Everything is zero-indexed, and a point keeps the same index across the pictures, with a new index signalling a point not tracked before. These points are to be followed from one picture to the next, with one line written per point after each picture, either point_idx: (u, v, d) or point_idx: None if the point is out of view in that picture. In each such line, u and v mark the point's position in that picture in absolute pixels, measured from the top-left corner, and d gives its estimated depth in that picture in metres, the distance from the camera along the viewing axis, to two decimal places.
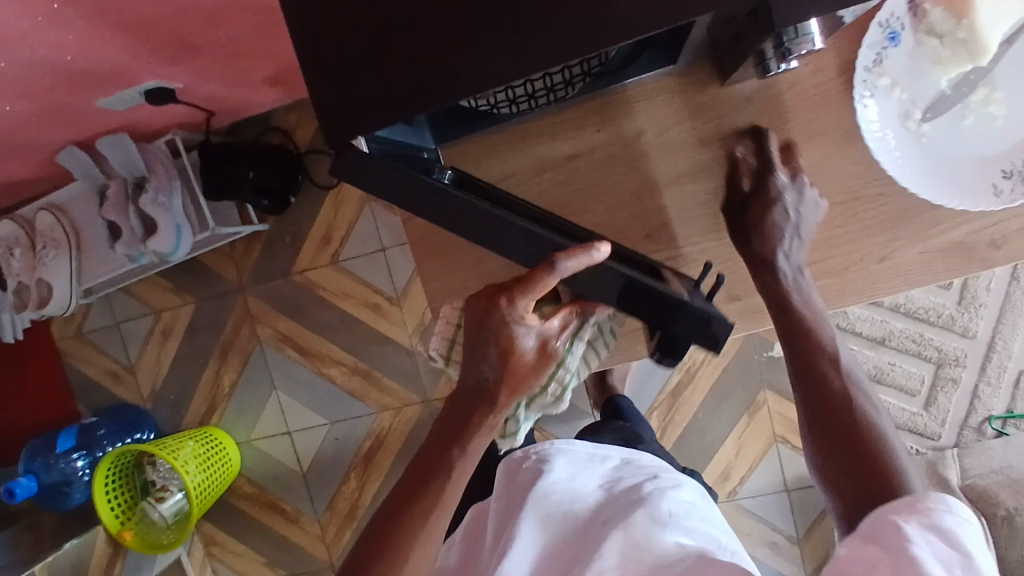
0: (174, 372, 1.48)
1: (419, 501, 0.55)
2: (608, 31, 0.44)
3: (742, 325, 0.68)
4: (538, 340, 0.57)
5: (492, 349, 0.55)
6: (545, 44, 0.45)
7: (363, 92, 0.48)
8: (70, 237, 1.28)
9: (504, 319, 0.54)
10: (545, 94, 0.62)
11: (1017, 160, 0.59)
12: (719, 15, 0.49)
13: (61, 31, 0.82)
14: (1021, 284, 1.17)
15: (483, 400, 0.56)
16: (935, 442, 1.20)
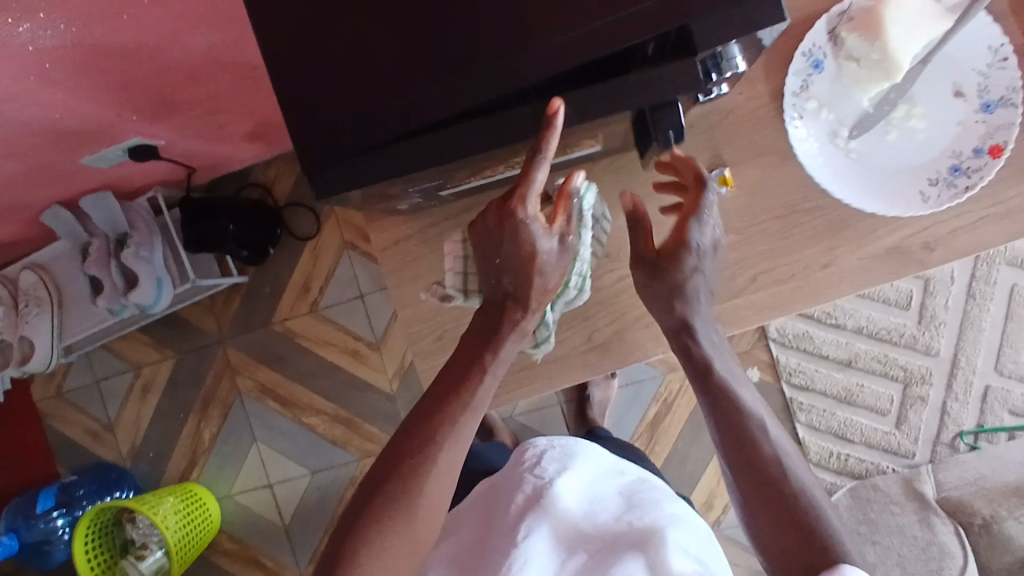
0: (156, 428, 1.49)
1: (410, 450, 0.56)
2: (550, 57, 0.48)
3: None
4: (557, 238, 0.59)
5: (516, 255, 0.58)
6: (495, 71, 0.49)
7: (328, 123, 0.52)
8: (52, 294, 1.30)
9: (519, 223, 0.56)
10: None
11: (939, 168, 0.64)
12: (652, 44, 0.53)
13: (48, 92, 0.86)
14: (978, 301, 1.22)
15: (510, 307, 0.61)
16: (910, 460, 1.22)
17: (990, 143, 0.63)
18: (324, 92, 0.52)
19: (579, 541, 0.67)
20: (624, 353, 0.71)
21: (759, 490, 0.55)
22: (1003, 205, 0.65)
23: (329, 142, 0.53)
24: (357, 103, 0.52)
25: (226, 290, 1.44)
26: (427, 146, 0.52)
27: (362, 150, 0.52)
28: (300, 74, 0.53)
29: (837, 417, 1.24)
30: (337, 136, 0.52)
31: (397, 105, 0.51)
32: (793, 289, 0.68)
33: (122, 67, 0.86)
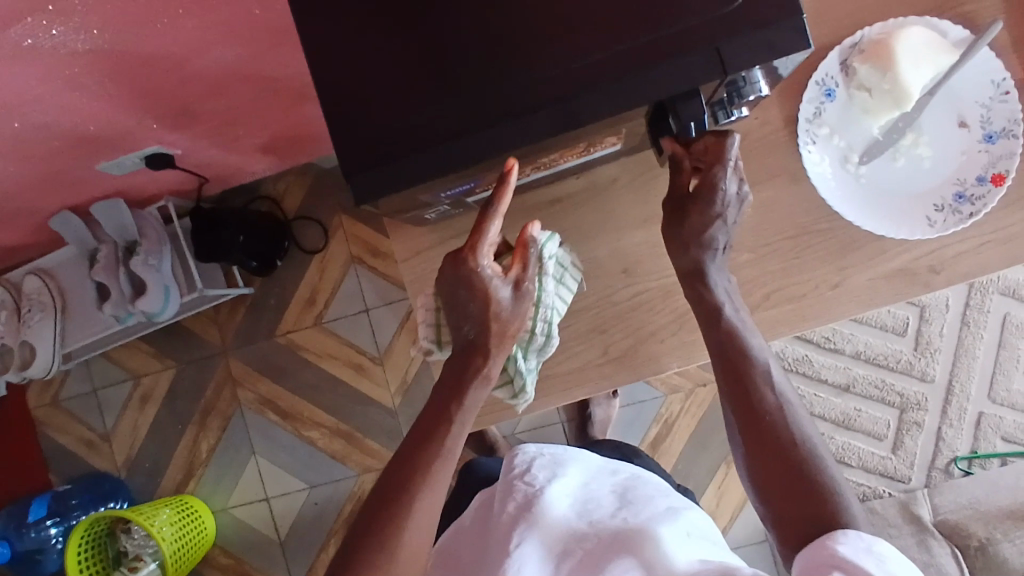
0: (152, 439, 1.48)
1: (400, 494, 0.58)
2: None
3: None
4: (512, 284, 0.61)
5: (474, 301, 0.60)
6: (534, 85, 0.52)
7: (370, 132, 0.54)
8: (56, 300, 1.30)
9: (474, 271, 0.59)
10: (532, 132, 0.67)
11: (945, 195, 0.67)
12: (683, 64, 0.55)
13: (75, 96, 0.88)
14: (972, 330, 1.25)
15: (472, 353, 0.62)
16: (906, 485, 1.24)
17: (993, 171, 0.66)
18: (366, 102, 0.54)
19: (574, 548, 0.67)
20: (638, 367, 0.73)
21: (773, 478, 0.57)
22: (1006, 232, 0.67)
23: (370, 150, 0.54)
24: (398, 113, 0.54)
25: (230, 302, 1.44)
26: (464, 153, 0.54)
27: (401, 157, 0.54)
28: (344, 84, 0.55)
29: (835, 440, 1.26)
30: (377, 144, 0.54)
31: (438, 115, 0.54)
32: (804, 308, 0.71)
33: (150, 76, 0.88)
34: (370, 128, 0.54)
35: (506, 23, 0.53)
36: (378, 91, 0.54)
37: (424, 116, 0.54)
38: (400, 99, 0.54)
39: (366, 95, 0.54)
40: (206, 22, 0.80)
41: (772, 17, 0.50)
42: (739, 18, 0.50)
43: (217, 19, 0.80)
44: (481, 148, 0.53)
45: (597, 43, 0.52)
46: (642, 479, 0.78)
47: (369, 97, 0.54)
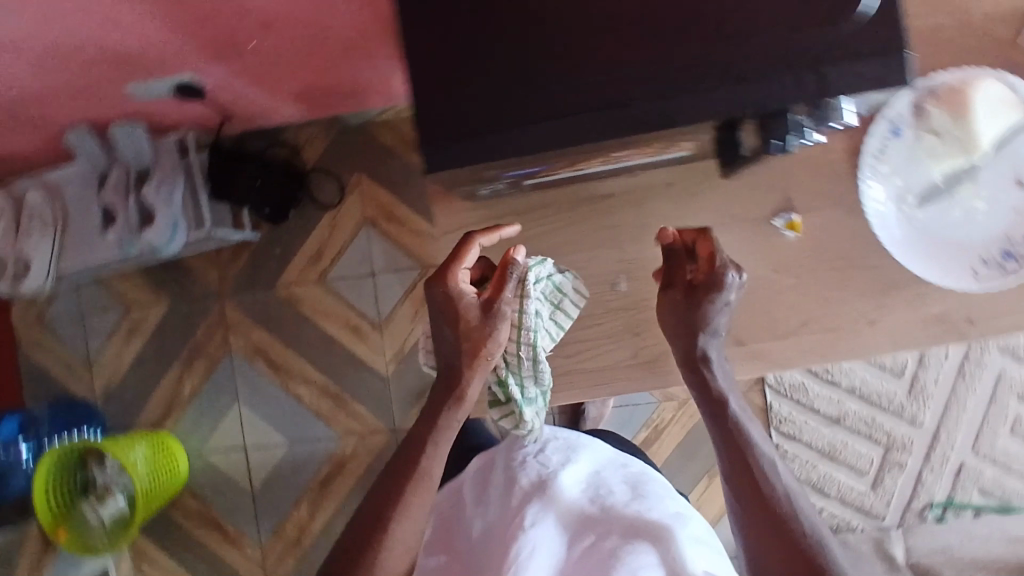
0: (134, 372, 1.45)
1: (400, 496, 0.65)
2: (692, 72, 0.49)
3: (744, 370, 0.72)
4: (482, 306, 0.65)
5: (448, 329, 0.66)
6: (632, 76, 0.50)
7: (455, 103, 0.54)
8: (57, 216, 1.25)
9: (447, 299, 0.65)
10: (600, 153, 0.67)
11: (992, 251, 0.67)
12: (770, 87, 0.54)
13: (119, 10, 0.84)
14: (967, 382, 1.27)
15: (449, 374, 0.67)
16: (879, 522, 1.27)
17: None
18: (452, 71, 0.54)
19: (584, 533, 0.72)
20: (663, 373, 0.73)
21: (761, 534, 0.64)
22: None
23: (453, 121, 0.54)
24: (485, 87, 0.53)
25: (235, 244, 1.41)
26: (547, 136, 0.53)
27: (484, 132, 0.53)
28: (433, 51, 0.54)
29: (818, 470, 1.28)
30: (461, 117, 0.54)
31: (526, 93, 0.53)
32: (838, 340, 0.70)
33: (201, 5, 0.85)
34: (455, 99, 0.54)
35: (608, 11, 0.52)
36: (468, 61, 0.53)
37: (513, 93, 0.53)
38: (489, 73, 0.53)
39: (452, 66, 0.54)
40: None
41: (876, 48, 0.49)
42: (844, 44, 0.50)
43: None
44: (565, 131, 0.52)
45: (697, 45, 0.51)
46: (642, 471, 0.83)
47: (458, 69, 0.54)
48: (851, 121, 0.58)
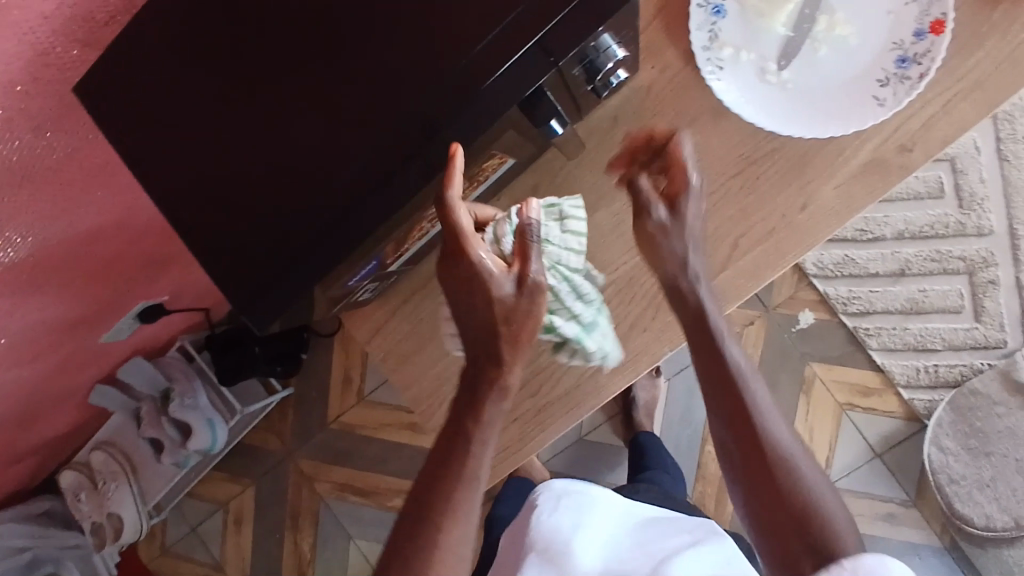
0: (257, 556, 1.50)
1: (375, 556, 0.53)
2: (408, 64, 0.48)
3: (750, 279, 0.64)
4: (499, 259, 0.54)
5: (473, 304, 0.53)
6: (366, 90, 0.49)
7: (252, 205, 0.52)
8: (125, 464, 1.35)
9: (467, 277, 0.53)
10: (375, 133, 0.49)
11: (885, 66, 0.59)
12: (560, 79, 0.49)
13: (39, 296, 0.88)
14: (1015, 164, 1.13)
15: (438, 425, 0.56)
16: (1004, 349, 1.15)
17: (930, 21, 0.58)
18: (265, 147, 0.51)
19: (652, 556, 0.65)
20: (614, 366, 0.68)
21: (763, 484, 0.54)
22: (972, 76, 0.58)
23: (336, 137, 0.50)
24: (356, 144, 0.50)
25: (278, 405, 1.48)
26: (341, 127, 0.50)
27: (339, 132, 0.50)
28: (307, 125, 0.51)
29: (910, 331, 1.18)
30: (245, 240, 0.53)
31: (365, 109, 0.49)
32: (768, 223, 0.63)
33: (104, 249, 0.88)
34: (214, 240, 0.53)
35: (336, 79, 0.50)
36: (268, 154, 0.51)
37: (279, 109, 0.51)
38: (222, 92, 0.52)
39: (232, 172, 0.52)
40: (117, 190, 0.82)
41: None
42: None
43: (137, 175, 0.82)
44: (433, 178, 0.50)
45: (411, 90, 0.48)
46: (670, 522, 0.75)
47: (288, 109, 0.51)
48: (627, 75, 0.57)
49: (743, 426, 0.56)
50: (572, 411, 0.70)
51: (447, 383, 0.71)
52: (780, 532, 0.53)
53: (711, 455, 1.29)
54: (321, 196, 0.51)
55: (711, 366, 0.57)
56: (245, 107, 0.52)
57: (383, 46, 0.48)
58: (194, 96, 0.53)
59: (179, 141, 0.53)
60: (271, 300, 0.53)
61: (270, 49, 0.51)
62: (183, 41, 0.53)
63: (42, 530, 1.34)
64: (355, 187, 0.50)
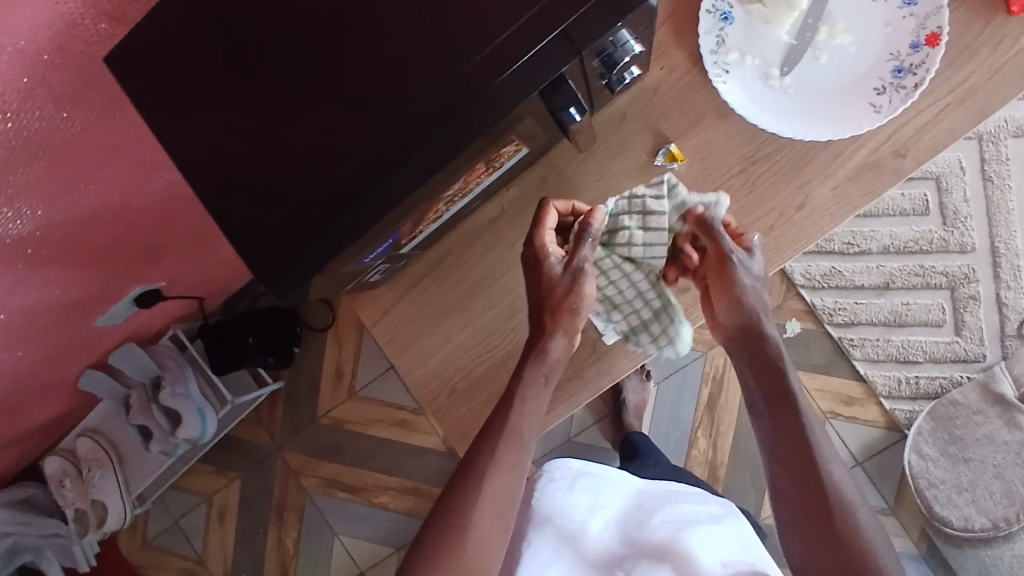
0: (240, 550, 1.49)
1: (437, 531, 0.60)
2: (434, 50, 0.50)
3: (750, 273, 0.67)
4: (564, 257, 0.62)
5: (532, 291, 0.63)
6: (391, 72, 0.51)
7: (275, 179, 0.54)
8: (111, 452, 1.34)
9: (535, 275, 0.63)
10: (397, 114, 0.51)
11: (881, 76, 0.63)
12: (579, 70, 0.52)
13: (42, 273, 0.88)
14: (997, 185, 1.18)
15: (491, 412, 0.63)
16: (982, 363, 1.19)
17: (926, 34, 0.61)
18: (292, 123, 0.53)
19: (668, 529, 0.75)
20: (614, 355, 0.71)
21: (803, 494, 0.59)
22: (962, 88, 0.62)
23: (359, 118, 0.52)
24: (378, 122, 0.52)
25: (268, 398, 1.48)
26: (364, 107, 0.52)
27: (362, 112, 0.52)
28: (331, 105, 0.52)
29: (894, 342, 1.21)
30: (266, 214, 0.54)
31: (389, 90, 0.51)
32: (767, 221, 0.66)
33: (109, 228, 0.89)
34: (236, 213, 0.55)
35: (362, 61, 0.52)
36: (295, 130, 0.53)
37: (303, 89, 0.53)
38: (249, 71, 0.54)
39: (258, 147, 0.54)
40: (126, 171, 0.83)
41: None
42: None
43: (148, 154, 0.83)
44: (453, 159, 0.52)
45: (438, 72, 0.50)
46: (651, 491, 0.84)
47: (313, 89, 0.53)
48: (639, 72, 0.59)
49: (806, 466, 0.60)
50: (571, 399, 0.72)
51: (451, 369, 0.73)
52: (817, 540, 0.59)
53: (698, 459, 1.30)
54: (344, 172, 0.53)
55: (783, 410, 0.61)
56: (271, 87, 0.54)
57: (412, 30, 0.50)
58: (223, 73, 0.55)
59: (206, 115, 0.55)
60: (287, 274, 0.55)
61: (299, 31, 0.53)
62: (214, 19, 0.54)
63: (26, 517, 1.32)
64: (375, 167, 0.52)
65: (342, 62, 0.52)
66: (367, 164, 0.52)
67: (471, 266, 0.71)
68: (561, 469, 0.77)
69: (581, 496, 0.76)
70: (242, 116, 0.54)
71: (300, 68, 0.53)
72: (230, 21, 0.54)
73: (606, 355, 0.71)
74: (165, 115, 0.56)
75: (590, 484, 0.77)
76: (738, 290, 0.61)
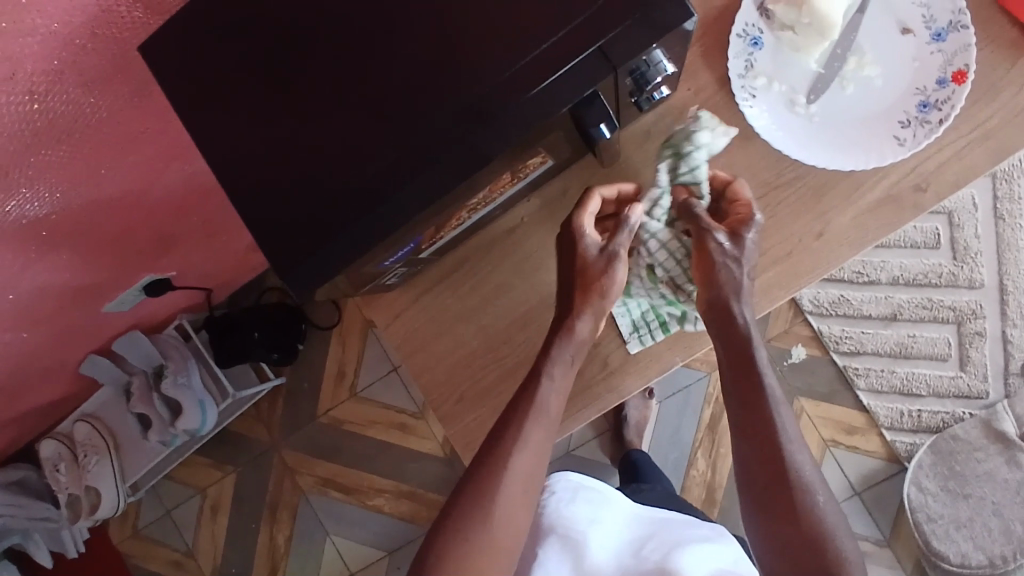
0: (230, 545, 1.49)
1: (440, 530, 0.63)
2: (468, 59, 0.50)
3: (768, 298, 0.67)
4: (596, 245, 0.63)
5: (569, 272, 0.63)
6: (425, 79, 0.51)
7: (302, 177, 0.54)
8: (108, 439, 1.33)
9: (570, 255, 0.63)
10: (430, 120, 0.51)
11: (907, 109, 0.63)
12: (612, 87, 0.52)
13: (55, 256, 0.88)
14: (1008, 223, 1.18)
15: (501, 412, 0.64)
16: (985, 399, 1.19)
17: (953, 70, 0.62)
18: (323, 123, 0.54)
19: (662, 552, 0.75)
20: (625, 371, 0.71)
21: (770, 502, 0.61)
22: (986, 127, 0.63)
23: (389, 121, 0.52)
24: (410, 128, 0.52)
25: (268, 394, 1.48)
26: (396, 111, 0.52)
27: (393, 117, 0.52)
28: (362, 107, 0.53)
29: (898, 373, 1.21)
30: (291, 212, 0.54)
31: (420, 96, 0.51)
32: (786, 247, 0.66)
33: (125, 215, 0.89)
34: (260, 208, 0.55)
35: (396, 65, 0.52)
36: (325, 130, 0.54)
37: (336, 88, 0.53)
38: (283, 69, 0.54)
39: (287, 145, 0.54)
40: (147, 159, 0.84)
41: (631, 10, 0.48)
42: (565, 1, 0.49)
43: (171, 144, 0.83)
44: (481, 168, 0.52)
45: (471, 81, 0.50)
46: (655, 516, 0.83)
47: (345, 89, 0.53)
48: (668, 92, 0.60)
49: (771, 461, 0.61)
50: (581, 412, 0.72)
51: (461, 376, 0.73)
52: (790, 545, 0.60)
53: (695, 480, 1.30)
54: (371, 175, 0.53)
55: (755, 404, 0.61)
56: (305, 86, 0.54)
57: (448, 37, 0.51)
58: (257, 68, 0.55)
59: (238, 111, 0.55)
60: (309, 272, 0.55)
61: (335, 33, 0.53)
62: (250, 15, 0.55)
63: (19, 499, 1.31)
64: (405, 172, 0.52)
65: (376, 64, 0.52)
66: (395, 168, 0.52)
67: (488, 274, 0.72)
68: (562, 482, 0.77)
69: (582, 508, 0.76)
70: (273, 113, 0.55)
71: (333, 69, 0.53)
72: (267, 19, 0.54)
73: (617, 371, 0.71)
74: (197, 107, 0.56)
75: (591, 497, 0.77)
76: (713, 271, 0.60)
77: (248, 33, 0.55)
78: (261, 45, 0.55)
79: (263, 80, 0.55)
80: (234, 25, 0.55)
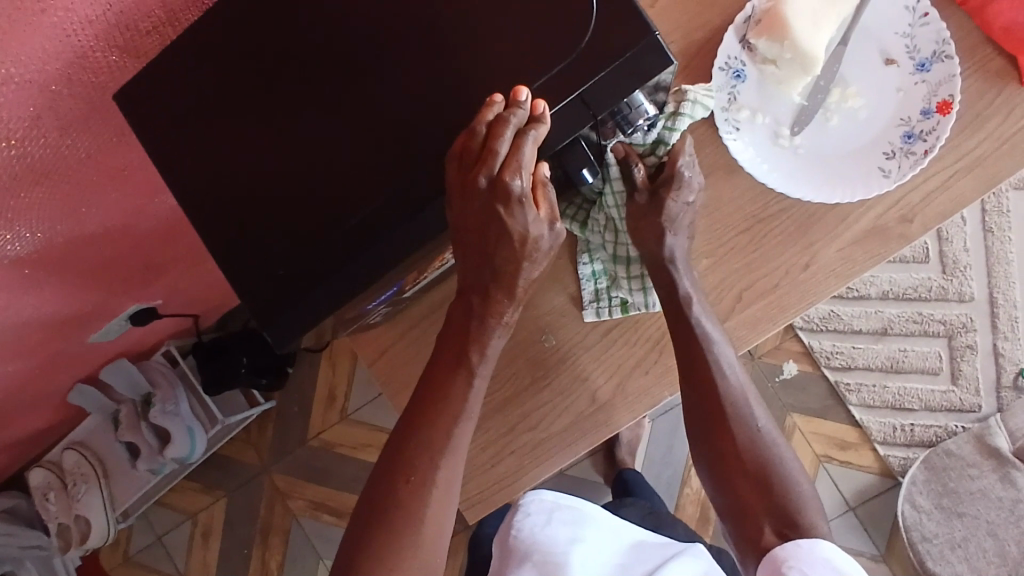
0: (222, 571, 1.47)
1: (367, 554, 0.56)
2: (449, 105, 0.50)
3: (757, 332, 0.66)
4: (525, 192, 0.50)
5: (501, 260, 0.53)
6: (405, 126, 0.50)
7: (282, 226, 0.53)
8: (96, 467, 1.32)
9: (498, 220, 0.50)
10: (411, 166, 0.51)
11: (892, 141, 0.63)
12: (593, 131, 0.51)
13: (37, 293, 0.86)
14: (997, 236, 1.19)
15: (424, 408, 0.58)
16: (978, 413, 1.19)
17: (937, 101, 0.61)
18: (301, 171, 0.53)
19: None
20: (613, 406, 0.70)
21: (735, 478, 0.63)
22: (971, 157, 0.62)
23: (370, 168, 0.51)
24: (390, 174, 0.51)
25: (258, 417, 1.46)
26: (376, 158, 0.51)
27: (373, 163, 0.51)
28: (341, 153, 0.52)
29: (890, 388, 1.21)
30: (272, 260, 0.54)
31: (400, 142, 0.51)
32: (772, 281, 0.66)
33: (108, 248, 0.88)
34: (239, 256, 0.54)
35: (375, 111, 0.51)
36: (304, 178, 0.53)
37: (314, 136, 0.52)
38: (260, 116, 0.53)
39: (266, 192, 0.54)
40: (130, 193, 0.83)
41: (612, 55, 0.47)
42: (546, 45, 0.48)
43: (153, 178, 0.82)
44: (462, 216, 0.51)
45: (452, 128, 0.50)
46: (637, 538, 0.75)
47: (324, 135, 0.52)
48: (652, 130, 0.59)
49: (723, 424, 0.63)
50: (570, 447, 0.71)
51: None
52: (761, 517, 0.61)
53: (689, 498, 1.30)
54: (352, 224, 0.52)
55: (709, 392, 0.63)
56: (282, 132, 0.53)
57: (427, 84, 0.50)
58: (235, 116, 0.54)
59: (215, 158, 0.55)
60: (289, 319, 0.54)
61: (312, 79, 0.52)
62: (225, 62, 0.54)
63: (9, 528, 1.30)
64: (386, 218, 0.51)
65: (354, 112, 0.51)
66: (375, 216, 0.52)
67: None
68: (536, 502, 0.70)
69: (560, 527, 0.68)
70: (250, 161, 0.54)
71: (311, 115, 0.52)
72: (242, 65, 0.54)
73: (606, 406, 0.70)
74: (174, 154, 0.55)
75: (569, 516, 0.69)
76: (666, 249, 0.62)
77: (224, 79, 0.54)
78: (238, 92, 0.54)
79: (240, 127, 0.54)
80: (210, 71, 0.54)
